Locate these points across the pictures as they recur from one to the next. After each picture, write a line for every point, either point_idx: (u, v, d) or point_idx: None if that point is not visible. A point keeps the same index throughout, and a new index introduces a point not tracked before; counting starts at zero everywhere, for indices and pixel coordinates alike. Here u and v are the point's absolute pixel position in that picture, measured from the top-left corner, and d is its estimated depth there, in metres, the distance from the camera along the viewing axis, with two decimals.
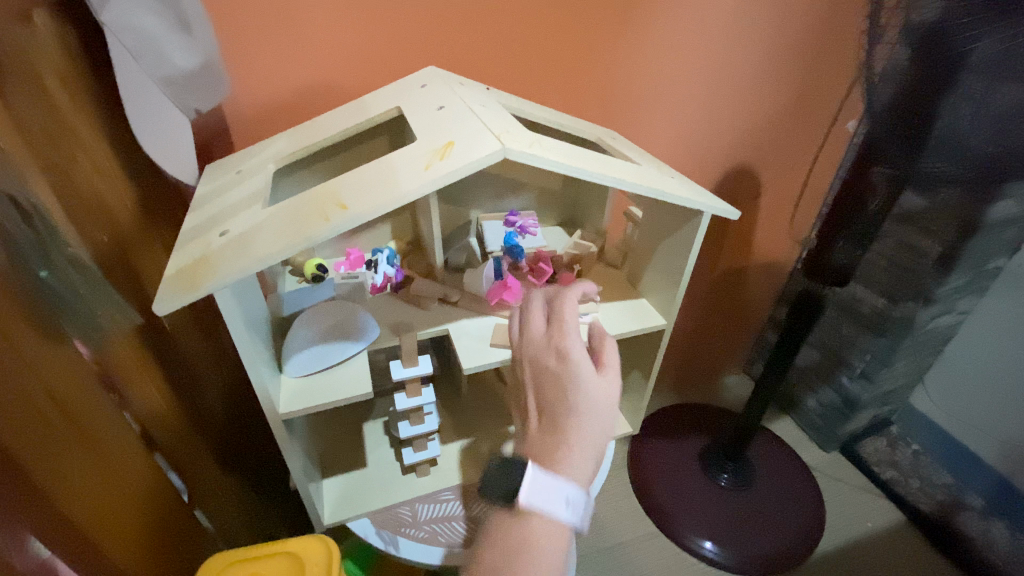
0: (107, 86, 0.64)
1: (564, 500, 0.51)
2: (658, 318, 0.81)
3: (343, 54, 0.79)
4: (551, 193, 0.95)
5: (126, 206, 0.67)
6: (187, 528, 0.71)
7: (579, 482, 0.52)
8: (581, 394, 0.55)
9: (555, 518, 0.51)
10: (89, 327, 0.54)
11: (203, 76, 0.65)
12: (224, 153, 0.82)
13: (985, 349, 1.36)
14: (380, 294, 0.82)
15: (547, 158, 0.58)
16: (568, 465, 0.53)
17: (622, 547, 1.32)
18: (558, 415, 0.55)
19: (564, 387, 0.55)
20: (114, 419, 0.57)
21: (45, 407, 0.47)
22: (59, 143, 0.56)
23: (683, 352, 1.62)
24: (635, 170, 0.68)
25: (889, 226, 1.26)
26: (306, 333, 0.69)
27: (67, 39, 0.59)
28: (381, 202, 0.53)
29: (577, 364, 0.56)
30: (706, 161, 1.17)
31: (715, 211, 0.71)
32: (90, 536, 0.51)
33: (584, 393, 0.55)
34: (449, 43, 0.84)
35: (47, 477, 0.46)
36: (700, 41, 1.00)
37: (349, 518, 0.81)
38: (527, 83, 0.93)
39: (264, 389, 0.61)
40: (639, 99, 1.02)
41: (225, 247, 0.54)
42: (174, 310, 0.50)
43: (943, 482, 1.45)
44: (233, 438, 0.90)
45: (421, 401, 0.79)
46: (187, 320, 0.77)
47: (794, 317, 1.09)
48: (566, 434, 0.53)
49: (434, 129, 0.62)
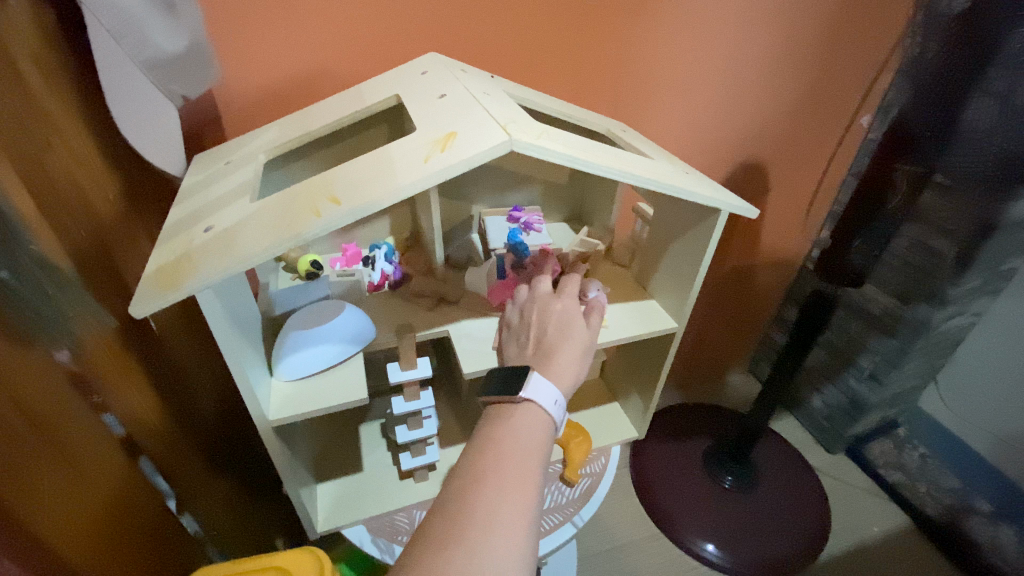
0: (85, 67, 0.60)
1: (550, 398, 0.54)
2: (668, 321, 0.78)
3: (342, 40, 0.76)
4: (557, 188, 0.91)
5: (109, 198, 0.63)
6: (170, 537, 0.68)
7: (563, 389, 0.56)
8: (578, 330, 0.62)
9: (540, 411, 0.54)
10: (61, 330, 0.51)
11: (190, 59, 0.61)
12: (215, 141, 0.78)
13: (999, 353, 1.31)
14: (377, 292, 0.78)
15: (557, 151, 0.54)
16: (557, 375, 0.57)
17: (623, 550, 1.29)
18: (550, 345, 0.60)
19: (560, 323, 0.62)
20: (89, 426, 0.54)
21: (9, 418, 0.44)
22: (32, 130, 0.52)
23: (687, 351, 1.58)
24: (648, 164, 0.64)
25: (905, 225, 1.21)
26: (299, 334, 0.66)
27: (42, 16, 0.55)
28: (376, 196, 0.49)
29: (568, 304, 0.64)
30: (716, 155, 1.13)
31: (732, 208, 0.67)
32: (60, 552, 0.49)
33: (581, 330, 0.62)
34: (453, 29, 0.80)
35: (13, 493, 0.44)
36: (715, 30, 0.96)
37: (345, 525, 0.77)
38: (534, 71, 0.89)
39: (252, 393, 0.57)
40: (649, 91, 0.98)
41: (208, 243, 0.50)
42: (152, 311, 0.47)
43: (950, 486, 1.37)
44: (222, 440, 0.86)
45: (419, 405, 0.75)
46: (173, 316, 0.73)
47: (806, 320, 1.05)
48: (555, 355, 0.59)
49: (435, 118, 0.58)
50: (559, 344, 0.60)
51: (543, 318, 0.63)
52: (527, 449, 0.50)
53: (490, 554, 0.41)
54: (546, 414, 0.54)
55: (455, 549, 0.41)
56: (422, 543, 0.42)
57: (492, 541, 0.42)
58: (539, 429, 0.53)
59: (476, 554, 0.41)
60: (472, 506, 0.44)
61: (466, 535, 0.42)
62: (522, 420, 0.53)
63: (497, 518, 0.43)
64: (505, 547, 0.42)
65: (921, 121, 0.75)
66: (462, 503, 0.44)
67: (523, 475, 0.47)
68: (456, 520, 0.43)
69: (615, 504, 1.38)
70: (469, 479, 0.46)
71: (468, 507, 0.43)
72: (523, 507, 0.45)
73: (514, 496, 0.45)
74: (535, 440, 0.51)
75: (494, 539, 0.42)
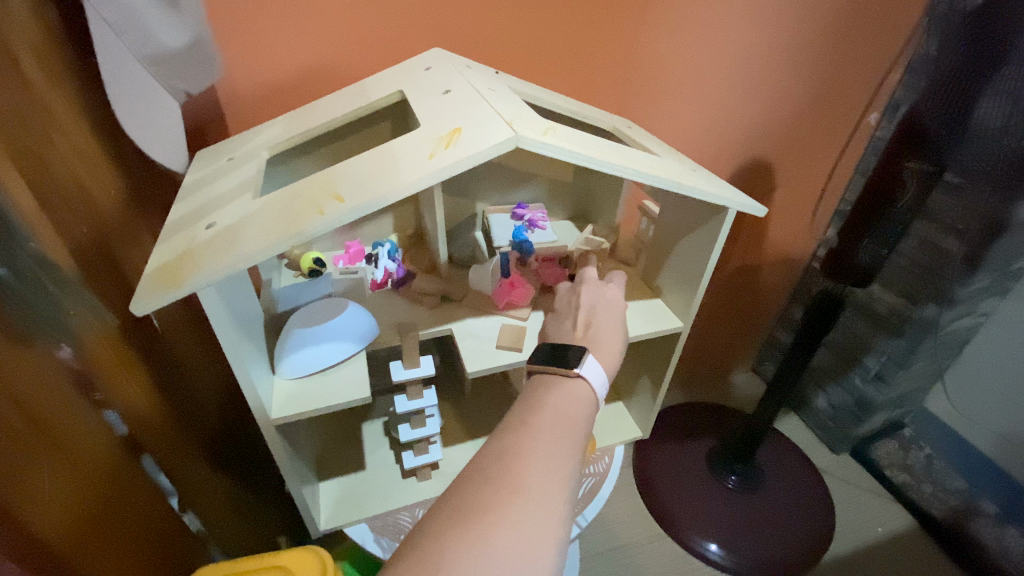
0: (87, 63, 0.60)
1: (599, 379, 0.55)
2: (675, 320, 0.77)
3: (345, 35, 0.75)
4: (561, 185, 0.90)
5: (111, 195, 0.63)
6: (172, 536, 0.68)
7: (608, 373, 0.57)
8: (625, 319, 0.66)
9: (588, 389, 0.54)
10: (63, 329, 0.51)
11: (192, 55, 0.61)
12: (218, 138, 0.78)
13: (1005, 354, 1.30)
14: (380, 291, 0.78)
15: (563, 148, 0.53)
16: (603, 360, 0.58)
17: (625, 549, 1.28)
18: (598, 328, 0.62)
19: (609, 309, 0.66)
20: (90, 426, 0.54)
21: (11, 418, 0.44)
22: (33, 126, 0.52)
23: (691, 350, 1.58)
24: (656, 162, 0.63)
25: (913, 224, 1.20)
26: (302, 332, 0.65)
27: (43, 10, 0.54)
28: (380, 193, 0.48)
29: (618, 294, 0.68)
30: (722, 153, 1.12)
31: (740, 206, 0.66)
32: (64, 553, 0.49)
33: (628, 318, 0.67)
34: (457, 24, 0.79)
35: (17, 494, 0.44)
36: (722, 26, 0.95)
37: (347, 524, 0.77)
38: (539, 67, 0.88)
39: (253, 391, 0.57)
40: (655, 88, 0.97)
41: (210, 240, 0.50)
42: (154, 309, 0.46)
43: (955, 487, 1.38)
44: (225, 439, 0.86)
45: (423, 403, 0.75)
46: (175, 312, 0.73)
47: (814, 319, 1.03)
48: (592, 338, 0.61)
49: (440, 114, 0.57)
50: (606, 329, 0.62)
51: (592, 302, 0.66)
52: (573, 419, 0.50)
53: (538, 502, 0.41)
54: (593, 395, 0.54)
55: (506, 491, 0.41)
56: (470, 482, 0.43)
57: (547, 485, 0.43)
58: (585, 404, 0.53)
59: (525, 500, 0.41)
60: (524, 456, 0.44)
61: (517, 479, 0.42)
62: (568, 391, 0.53)
63: (546, 472, 0.43)
64: (551, 498, 0.42)
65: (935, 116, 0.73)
66: (515, 453, 0.44)
67: (571, 441, 0.47)
68: (509, 465, 0.43)
69: (617, 504, 1.37)
70: (520, 435, 0.47)
71: (522, 457, 0.44)
72: (568, 468, 0.45)
73: (562, 456, 0.45)
74: (581, 413, 0.52)
75: (545, 491, 0.42)
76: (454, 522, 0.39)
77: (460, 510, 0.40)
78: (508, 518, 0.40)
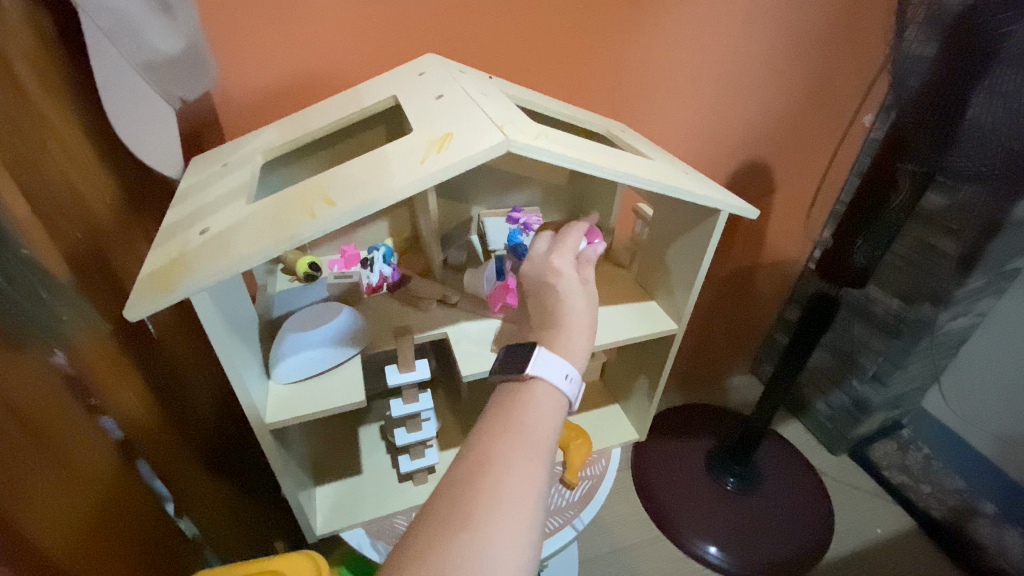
0: (81, 71, 0.60)
1: (562, 373, 0.52)
2: (669, 322, 0.77)
3: (341, 42, 0.76)
4: (556, 189, 0.90)
5: (106, 201, 0.63)
6: (167, 541, 0.67)
7: (576, 365, 0.54)
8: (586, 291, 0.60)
9: (553, 391, 0.52)
10: (57, 335, 0.51)
11: (186, 61, 0.61)
12: (213, 144, 0.78)
13: (1001, 354, 1.30)
14: (376, 294, 0.77)
15: (554, 151, 0.54)
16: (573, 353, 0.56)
17: (624, 553, 1.28)
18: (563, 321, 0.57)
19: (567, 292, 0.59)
20: (84, 431, 0.54)
21: (6, 425, 0.44)
22: (27, 132, 0.52)
23: (689, 353, 1.58)
24: (648, 164, 0.63)
25: (907, 225, 1.20)
26: (294, 336, 0.65)
27: (37, 18, 0.55)
28: (372, 197, 0.48)
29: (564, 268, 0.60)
30: (716, 156, 1.13)
31: (732, 208, 0.66)
32: (58, 558, 0.48)
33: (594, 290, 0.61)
34: (451, 30, 0.80)
35: (12, 500, 0.44)
36: (714, 30, 0.95)
37: (343, 528, 0.77)
38: (533, 72, 0.88)
39: (247, 396, 0.57)
40: (649, 91, 0.98)
41: (203, 245, 0.50)
42: (148, 314, 0.47)
43: (954, 487, 1.39)
44: (221, 444, 0.86)
45: (418, 407, 0.75)
46: (170, 318, 0.73)
47: (809, 320, 1.03)
48: (560, 331, 0.56)
49: (432, 119, 0.58)
50: (569, 316, 0.58)
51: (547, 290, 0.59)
52: (540, 429, 0.48)
53: (501, 530, 0.40)
54: (560, 396, 0.52)
55: (466, 520, 0.40)
56: (434, 512, 0.41)
57: (513, 509, 0.41)
58: (554, 408, 0.51)
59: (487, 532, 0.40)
60: (488, 483, 0.42)
61: (479, 510, 0.41)
62: (535, 398, 0.51)
63: (512, 499, 0.42)
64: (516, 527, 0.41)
65: (923, 119, 0.73)
66: (481, 461, 0.44)
67: (540, 443, 0.47)
68: (474, 476, 0.43)
69: (617, 507, 1.37)
70: (485, 457, 0.45)
71: (486, 484, 0.42)
72: (536, 488, 0.43)
73: (528, 476, 0.44)
74: (554, 415, 0.51)
75: (511, 519, 0.41)
76: (416, 547, 0.39)
77: (421, 545, 0.39)
78: (467, 552, 0.38)
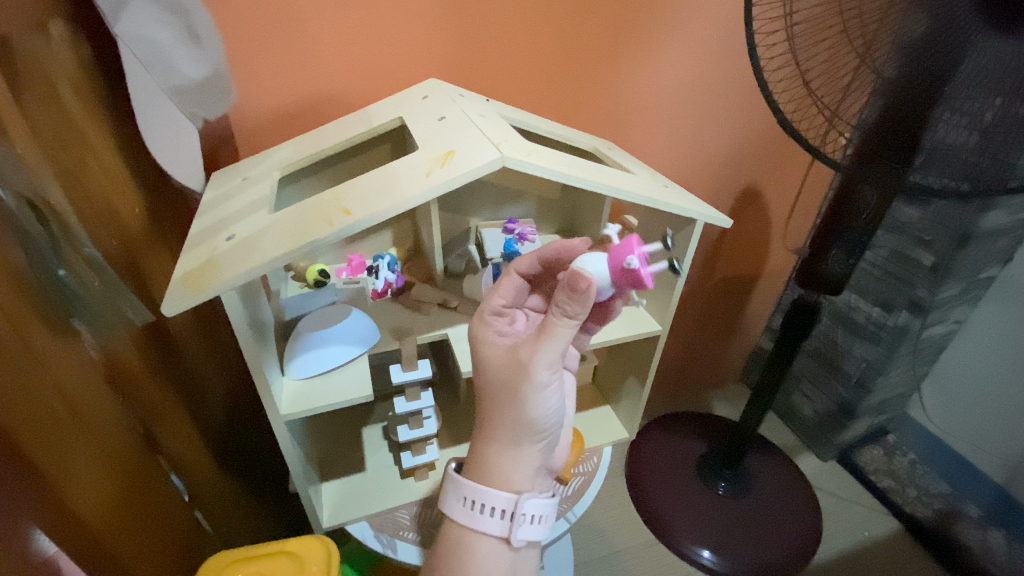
0: (116, 93, 0.66)
1: (470, 501, 0.56)
2: (654, 325, 0.83)
3: (349, 67, 0.82)
4: (549, 202, 0.97)
5: (135, 212, 0.69)
6: (186, 533, 0.72)
7: (493, 483, 0.56)
8: (498, 374, 0.54)
9: (478, 532, 0.56)
10: (99, 332, 0.57)
11: (211, 86, 0.67)
12: (229, 159, 0.84)
13: (976, 358, 1.35)
14: (380, 299, 0.84)
15: (546, 166, 0.60)
16: (509, 470, 0.56)
17: (618, 556, 1.31)
18: (484, 401, 0.56)
19: (487, 367, 0.55)
20: (118, 419, 0.59)
21: (56, 407, 0.49)
22: (72, 148, 0.58)
23: (679, 362, 1.63)
24: (631, 179, 0.69)
25: (881, 236, 1.27)
26: (308, 337, 0.72)
27: (80, 47, 0.61)
28: (383, 207, 0.54)
29: (482, 345, 0.56)
30: (701, 172, 1.19)
31: (709, 217, 0.73)
32: (99, 537, 0.54)
33: (506, 360, 0.54)
34: (451, 55, 0.87)
35: (62, 476, 0.49)
36: (693, 55, 1.02)
37: (347, 521, 0.82)
38: (526, 93, 0.95)
39: (267, 387, 0.62)
40: (635, 111, 1.04)
41: (231, 249, 0.56)
42: (181, 310, 0.52)
43: (939, 491, 1.42)
44: (232, 441, 0.91)
45: (421, 403, 0.80)
46: (187, 321, 0.78)
47: (790, 325, 1.07)
48: (487, 417, 0.56)
49: (436, 138, 0.64)
50: (490, 399, 0.55)
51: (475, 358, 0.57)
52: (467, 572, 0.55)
53: None
54: (485, 531, 0.56)
55: None
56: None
57: None
58: (483, 545, 0.57)
59: None
60: None
61: None
62: (469, 541, 0.56)
63: None
64: None
65: (877, 146, 0.67)
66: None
67: None
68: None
69: (612, 511, 1.40)
70: None
71: None
72: None
73: None
74: (485, 547, 0.56)
75: None
76: None
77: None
78: None
